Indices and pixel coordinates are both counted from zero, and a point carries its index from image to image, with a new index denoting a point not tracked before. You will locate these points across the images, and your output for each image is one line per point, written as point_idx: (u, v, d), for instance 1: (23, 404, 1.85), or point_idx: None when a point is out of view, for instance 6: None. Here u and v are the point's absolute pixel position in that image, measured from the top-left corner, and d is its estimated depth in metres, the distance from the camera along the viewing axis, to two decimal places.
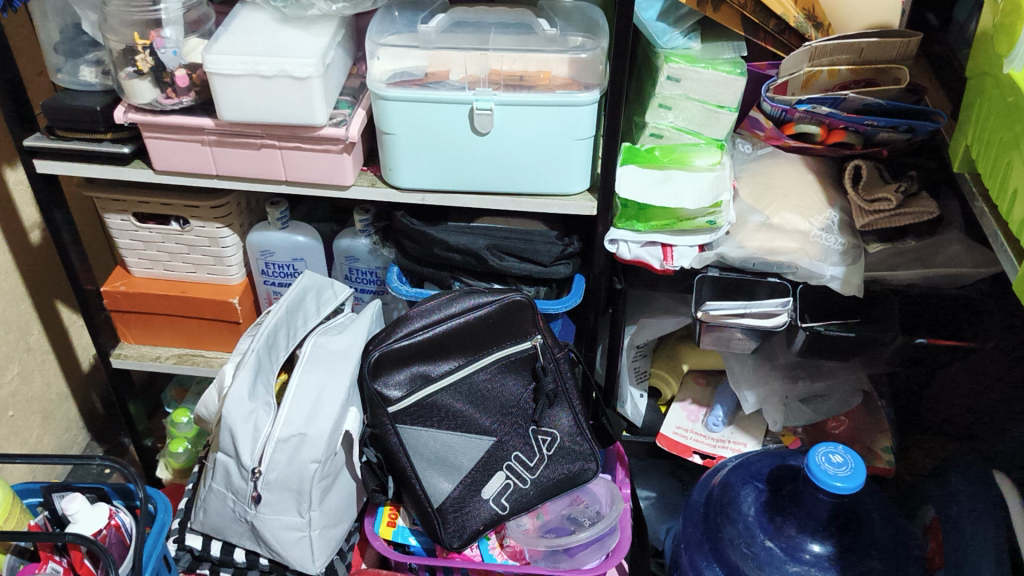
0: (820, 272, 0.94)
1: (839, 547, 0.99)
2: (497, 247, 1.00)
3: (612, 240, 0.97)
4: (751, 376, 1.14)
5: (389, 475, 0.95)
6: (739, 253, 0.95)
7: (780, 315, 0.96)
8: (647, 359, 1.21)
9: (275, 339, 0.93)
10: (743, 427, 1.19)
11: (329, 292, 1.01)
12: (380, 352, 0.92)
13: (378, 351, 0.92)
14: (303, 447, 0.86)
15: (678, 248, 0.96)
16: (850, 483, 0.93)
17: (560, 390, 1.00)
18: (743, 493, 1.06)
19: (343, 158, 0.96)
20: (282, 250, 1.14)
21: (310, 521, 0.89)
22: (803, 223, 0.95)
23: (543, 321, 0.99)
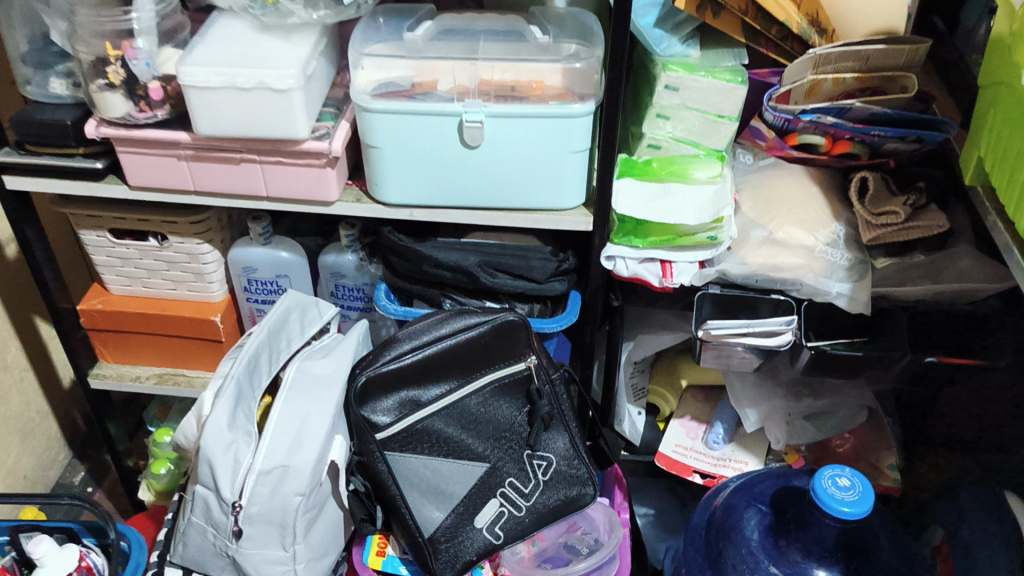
0: (826, 289, 0.90)
1: (846, 573, 0.95)
2: (489, 264, 0.96)
3: (609, 256, 0.93)
4: (752, 394, 1.10)
5: (378, 505, 0.91)
6: (741, 270, 0.91)
7: (784, 334, 0.93)
8: (645, 375, 1.16)
9: (256, 364, 0.89)
10: (743, 444, 1.15)
11: (313, 312, 0.97)
12: (367, 376, 0.88)
13: (365, 376, 0.87)
14: (286, 478, 0.81)
15: (677, 264, 0.92)
16: (857, 508, 0.89)
17: (556, 413, 0.95)
18: (746, 516, 1.02)
19: (327, 173, 0.92)
20: (264, 266, 1.10)
21: (295, 555, 0.85)
22: (808, 238, 0.91)
23: (537, 340, 0.95)
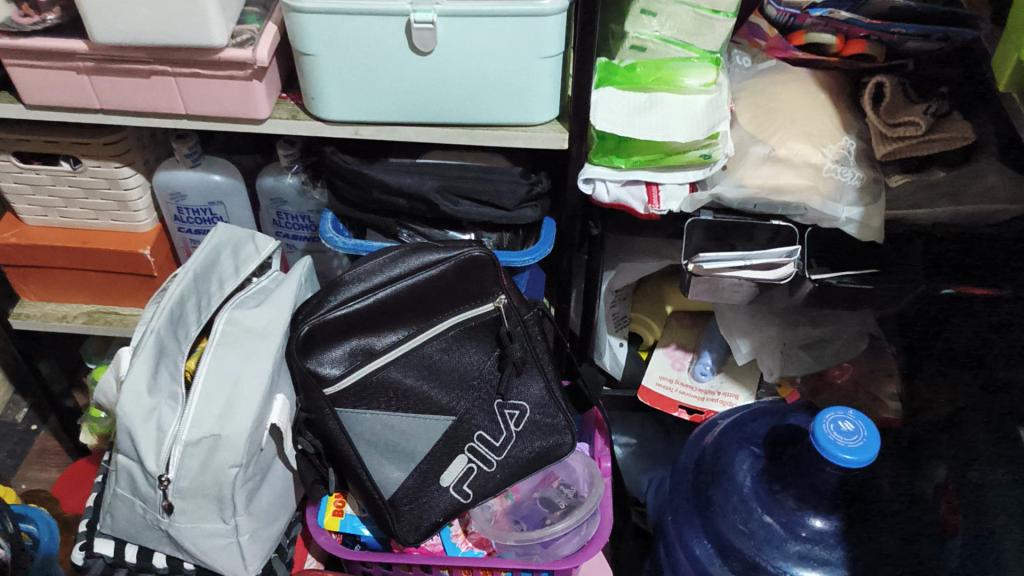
0: (835, 214, 0.80)
1: (845, 522, 0.87)
2: (449, 189, 0.84)
3: (587, 179, 0.81)
4: (745, 324, 1.00)
5: (330, 466, 0.81)
6: (738, 194, 0.80)
7: (784, 266, 0.82)
8: (626, 303, 1.05)
9: (182, 314, 0.77)
10: (732, 376, 1.06)
11: (249, 248, 0.85)
12: (311, 326, 0.76)
13: (307, 326, 0.76)
14: (219, 448, 0.71)
15: (665, 188, 0.81)
16: (861, 456, 0.81)
17: (529, 358, 0.85)
18: (738, 458, 0.94)
19: (253, 86, 0.78)
20: (195, 193, 0.97)
21: (236, 527, 0.75)
22: (815, 155, 0.79)
23: (506, 276, 0.84)
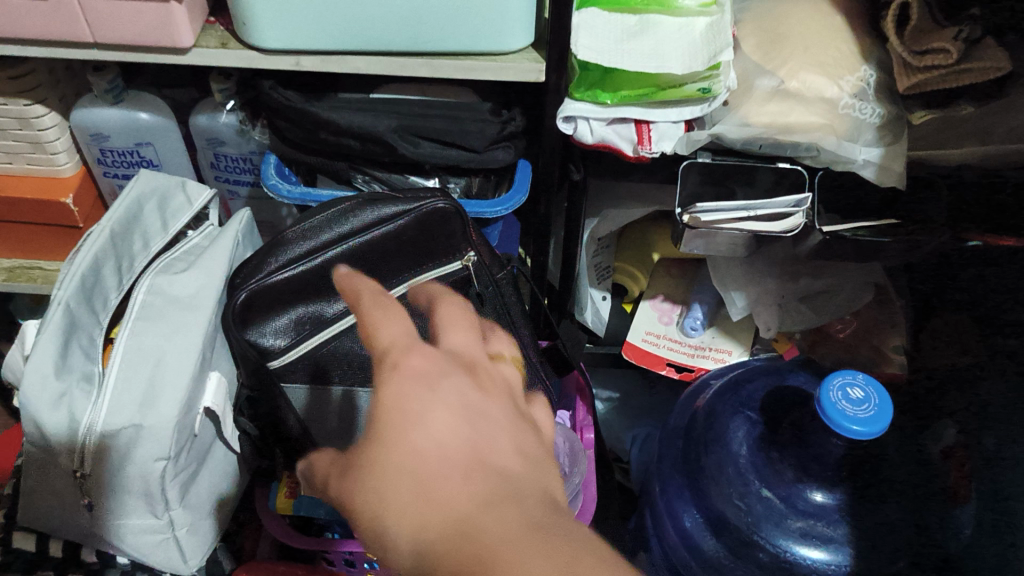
0: (852, 156, 0.69)
1: (851, 495, 0.79)
2: (409, 128, 0.74)
3: (567, 117, 0.70)
4: (739, 275, 0.91)
5: (279, 447, 0.72)
6: (742, 134, 0.69)
7: (792, 217, 0.72)
8: (608, 251, 0.95)
9: (98, 279, 0.66)
10: (725, 330, 0.98)
11: (177, 199, 0.74)
12: (248, 293, 0.65)
13: (244, 294, 0.65)
14: (142, 438, 0.61)
15: (658, 126, 0.70)
16: (870, 428, 0.72)
17: (502, 323, 0.76)
18: (732, 425, 0.87)
19: (171, 9, 0.66)
20: (120, 133, 0.85)
21: (172, 521, 0.66)
22: (830, 88, 0.69)
23: (476, 230, 0.74)
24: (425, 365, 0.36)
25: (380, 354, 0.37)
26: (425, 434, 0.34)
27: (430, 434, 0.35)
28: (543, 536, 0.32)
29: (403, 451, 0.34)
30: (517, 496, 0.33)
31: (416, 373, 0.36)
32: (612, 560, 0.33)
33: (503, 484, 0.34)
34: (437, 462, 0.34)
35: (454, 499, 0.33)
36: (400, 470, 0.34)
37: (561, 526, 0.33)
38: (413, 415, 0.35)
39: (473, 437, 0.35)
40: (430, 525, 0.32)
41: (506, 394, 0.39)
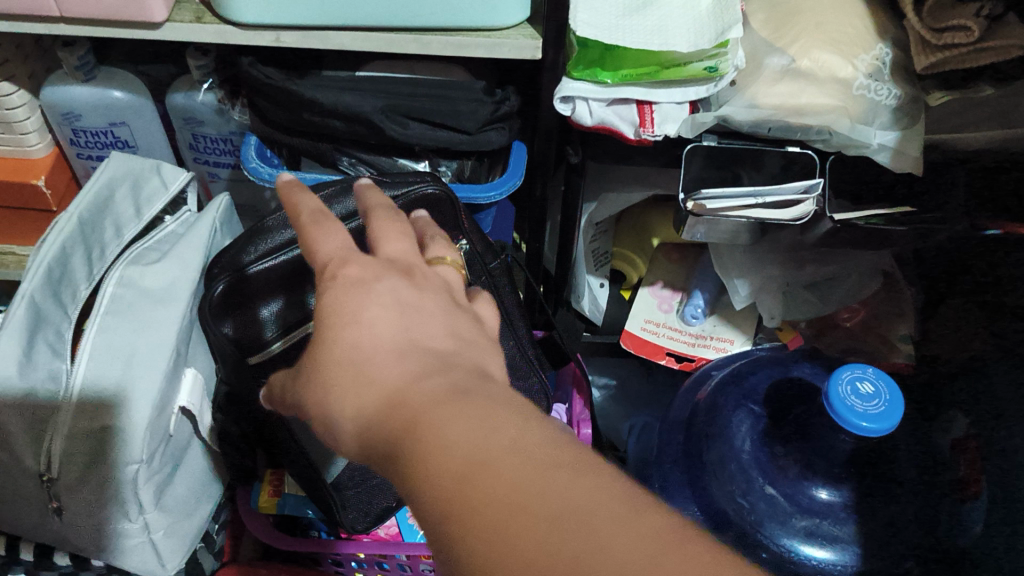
0: (866, 140, 0.66)
1: (858, 491, 0.76)
2: (397, 109, 0.70)
3: (564, 97, 0.66)
4: (742, 261, 0.88)
5: (261, 445, 0.70)
6: (749, 116, 0.65)
7: (801, 205, 0.68)
8: (607, 237, 0.92)
9: (67, 269, 0.61)
10: (727, 318, 0.95)
11: (151, 182, 0.70)
12: (228, 281, 0.62)
13: (224, 284, 0.62)
14: (111, 440, 0.57)
15: (661, 107, 0.66)
16: (879, 425, 0.69)
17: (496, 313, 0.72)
18: (736, 419, 0.84)
19: None
20: (93, 112, 0.80)
21: (148, 526, 0.62)
22: (844, 68, 0.64)
23: (468, 218, 0.71)
24: (360, 275, 0.42)
25: (324, 268, 0.43)
26: (361, 321, 0.40)
27: (370, 327, 0.40)
28: (465, 398, 0.35)
29: (347, 344, 0.40)
30: (442, 376, 0.37)
31: (352, 276, 0.42)
32: (537, 411, 0.36)
33: (434, 336, 0.40)
34: (372, 336, 0.39)
35: (388, 378, 0.38)
36: (350, 353, 0.39)
37: (481, 392, 0.36)
38: (351, 303, 0.41)
39: (415, 312, 0.41)
40: (374, 394, 0.38)
41: (439, 305, 0.43)
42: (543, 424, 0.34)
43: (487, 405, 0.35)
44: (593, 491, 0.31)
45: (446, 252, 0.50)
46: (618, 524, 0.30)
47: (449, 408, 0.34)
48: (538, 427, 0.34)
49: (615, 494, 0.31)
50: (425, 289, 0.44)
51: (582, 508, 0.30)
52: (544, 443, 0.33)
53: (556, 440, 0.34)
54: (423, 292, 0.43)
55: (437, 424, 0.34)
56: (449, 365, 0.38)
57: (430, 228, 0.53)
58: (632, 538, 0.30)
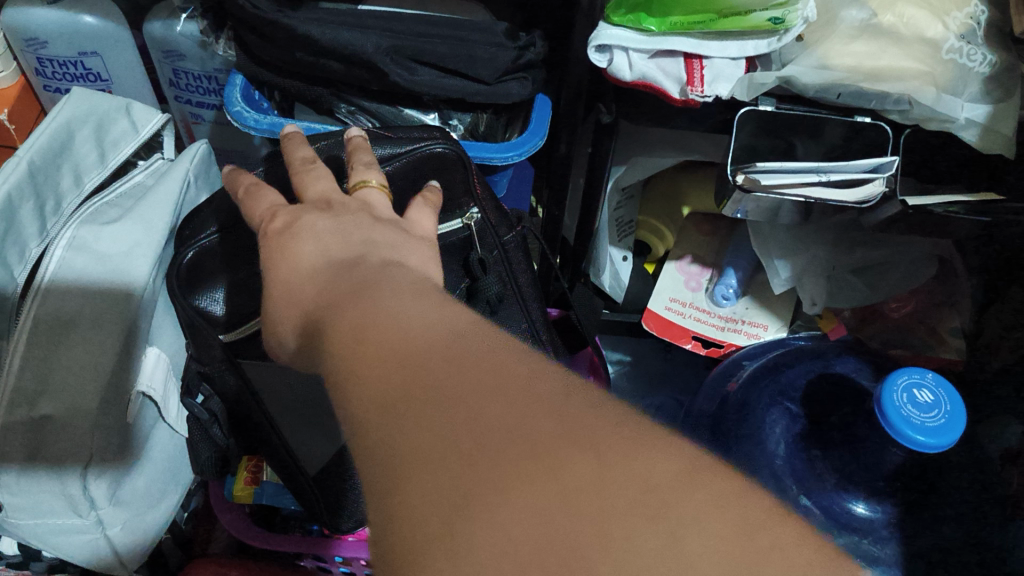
0: (952, 114, 0.56)
1: (902, 507, 0.67)
2: (401, 50, 0.61)
3: (600, 46, 0.57)
4: (785, 240, 0.79)
5: (235, 436, 0.61)
6: (820, 80, 0.55)
7: (867, 185, 0.59)
8: (633, 204, 0.83)
9: (16, 223, 0.52)
10: (760, 299, 0.86)
11: (117, 125, 0.61)
12: (222, 228, 0.54)
13: (219, 232, 0.54)
14: (50, 429, 0.50)
15: (712, 62, 0.56)
16: (937, 440, 0.60)
17: (507, 291, 0.63)
18: (768, 416, 0.75)
19: None
20: (61, 39, 0.71)
21: (100, 522, 0.54)
22: (932, 26, 0.55)
23: (481, 182, 0.61)
24: (285, 222, 0.44)
25: (258, 223, 0.45)
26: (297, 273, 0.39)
27: (319, 249, 0.42)
28: (381, 317, 0.34)
29: (290, 271, 0.41)
30: (366, 296, 0.37)
31: (278, 223, 0.44)
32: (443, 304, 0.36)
33: None
34: None
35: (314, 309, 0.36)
36: (288, 277, 0.41)
37: (395, 297, 0.36)
38: None
39: (352, 254, 0.39)
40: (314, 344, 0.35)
41: (388, 252, 0.40)
42: (450, 335, 0.33)
43: (394, 324, 0.33)
44: (465, 391, 0.30)
45: (372, 171, 0.50)
46: (475, 377, 0.30)
47: (362, 351, 0.33)
48: (432, 330, 0.33)
49: (499, 408, 0.29)
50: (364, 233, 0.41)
51: (448, 372, 0.31)
52: (426, 325, 0.34)
53: (462, 358, 0.31)
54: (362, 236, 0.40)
55: (348, 330, 0.35)
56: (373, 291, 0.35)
57: (360, 150, 0.51)
58: (483, 416, 0.28)
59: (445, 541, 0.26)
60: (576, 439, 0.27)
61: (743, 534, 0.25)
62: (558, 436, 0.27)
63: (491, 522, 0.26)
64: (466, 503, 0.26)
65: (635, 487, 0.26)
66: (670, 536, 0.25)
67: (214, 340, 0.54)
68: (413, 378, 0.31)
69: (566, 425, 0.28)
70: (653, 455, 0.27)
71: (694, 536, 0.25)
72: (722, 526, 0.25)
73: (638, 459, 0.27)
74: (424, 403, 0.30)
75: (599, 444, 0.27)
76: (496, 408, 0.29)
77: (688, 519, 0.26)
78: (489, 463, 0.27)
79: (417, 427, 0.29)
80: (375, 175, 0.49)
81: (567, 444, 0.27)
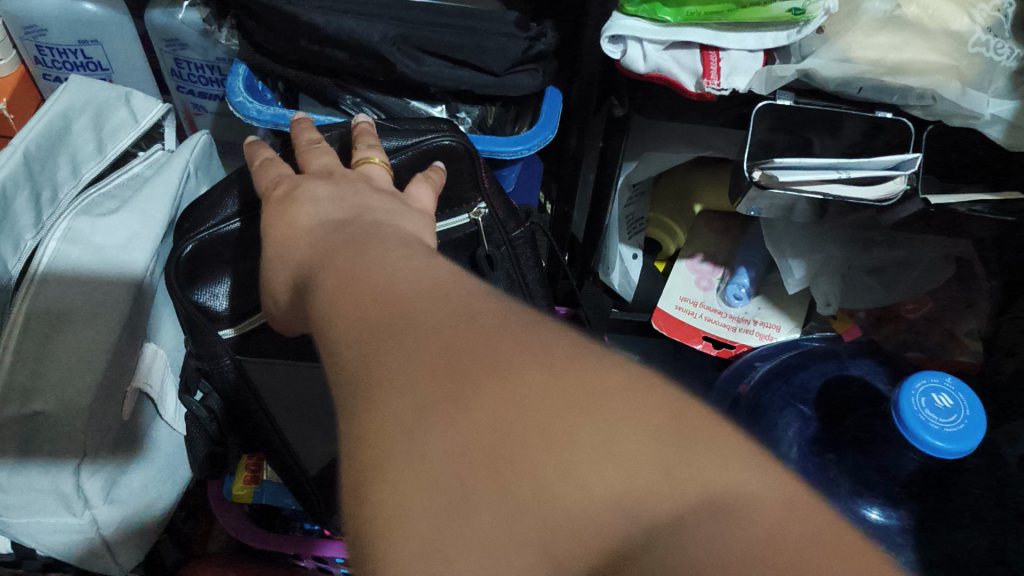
0: (978, 110, 0.53)
1: (919, 516, 0.65)
2: (409, 40, 0.59)
3: (614, 36, 0.55)
4: (798, 238, 0.77)
5: (233, 436, 0.60)
6: (840, 72, 0.53)
7: (888, 182, 0.57)
8: (644, 200, 0.81)
9: (11, 212, 0.51)
10: (772, 299, 0.84)
11: (115, 116, 0.59)
12: (243, 219, 0.53)
13: (239, 221, 0.53)
14: (43, 426, 0.49)
15: (729, 54, 0.54)
16: (956, 446, 0.58)
17: (514, 289, 0.62)
18: (782, 420, 0.74)
19: None
20: (60, 26, 0.69)
21: (95, 522, 0.52)
22: (958, 18, 0.54)
23: (489, 177, 0.60)
24: (289, 188, 0.44)
25: (267, 189, 0.45)
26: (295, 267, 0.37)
27: (325, 214, 0.41)
28: (380, 283, 0.33)
29: (283, 249, 0.41)
30: (368, 261, 0.35)
31: (282, 190, 0.44)
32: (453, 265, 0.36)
33: (367, 257, 0.35)
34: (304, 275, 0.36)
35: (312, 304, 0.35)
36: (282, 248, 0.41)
37: (398, 264, 0.34)
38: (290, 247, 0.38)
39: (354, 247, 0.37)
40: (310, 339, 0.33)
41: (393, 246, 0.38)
42: (441, 280, 0.33)
43: (396, 285, 0.33)
44: (430, 316, 0.30)
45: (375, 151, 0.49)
46: (448, 306, 0.31)
47: (359, 337, 0.31)
48: (430, 284, 0.33)
49: (459, 333, 0.29)
50: (369, 226, 0.39)
51: (421, 303, 0.31)
52: (409, 269, 0.34)
53: (438, 292, 0.32)
54: (365, 229, 0.39)
55: (335, 288, 0.35)
56: (372, 283, 0.33)
57: (366, 133, 0.51)
58: (442, 333, 0.29)
59: (401, 438, 0.27)
60: (530, 351, 0.28)
61: (674, 428, 0.26)
62: (515, 348, 0.28)
63: (444, 423, 0.27)
64: (415, 406, 0.27)
65: (577, 386, 0.27)
66: (608, 430, 0.26)
67: (215, 338, 0.52)
68: (390, 307, 0.31)
69: (521, 344, 0.29)
70: (598, 362, 0.28)
71: (628, 426, 0.26)
72: (654, 424, 0.26)
73: (584, 365, 0.28)
74: (392, 329, 0.30)
75: (547, 355, 0.28)
76: (454, 328, 0.30)
77: (625, 418, 0.26)
78: (445, 377, 0.28)
79: (382, 351, 0.30)
80: (377, 153, 0.49)
81: (524, 355, 0.28)
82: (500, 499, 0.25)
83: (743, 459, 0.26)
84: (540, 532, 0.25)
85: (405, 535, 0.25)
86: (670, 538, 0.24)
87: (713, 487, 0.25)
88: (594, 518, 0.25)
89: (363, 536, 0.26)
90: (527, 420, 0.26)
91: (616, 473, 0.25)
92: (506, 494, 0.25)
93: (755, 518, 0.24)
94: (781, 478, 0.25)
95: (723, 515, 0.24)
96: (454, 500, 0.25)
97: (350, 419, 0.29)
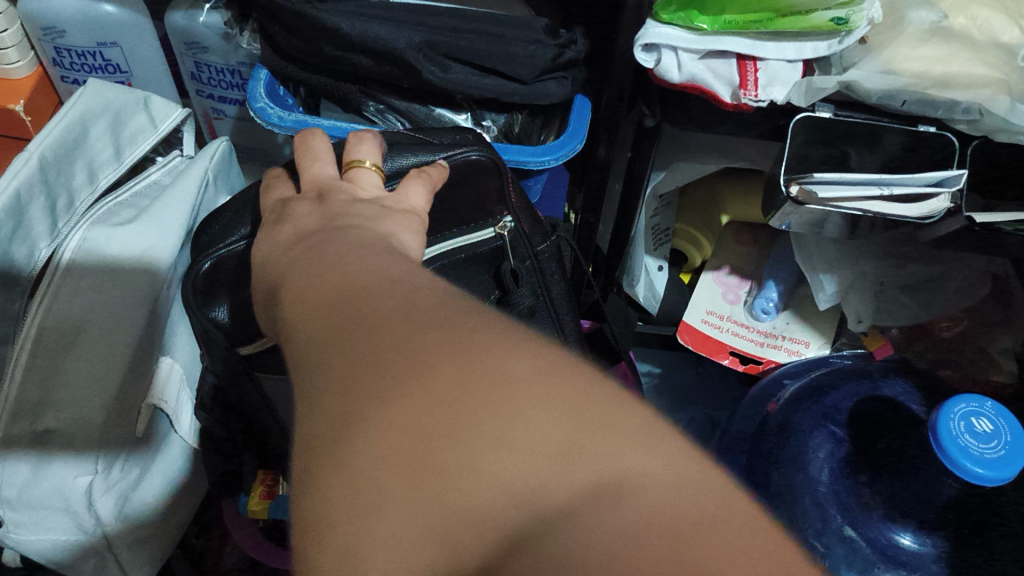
0: None
1: (953, 542, 0.63)
2: (436, 46, 0.57)
3: (647, 44, 0.53)
4: (831, 254, 0.75)
5: (251, 452, 0.57)
6: (882, 84, 0.51)
7: (930, 199, 0.55)
8: (671, 211, 0.80)
9: (27, 219, 0.49)
10: (804, 315, 0.83)
11: (133, 122, 0.58)
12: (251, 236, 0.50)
13: (248, 242, 0.50)
14: (53, 441, 0.48)
15: (769, 65, 0.53)
16: (996, 473, 0.55)
17: (540, 305, 0.60)
18: (812, 441, 0.72)
19: None
20: (79, 28, 0.68)
21: (108, 540, 0.51)
22: (1008, 30, 0.52)
23: (517, 192, 0.58)
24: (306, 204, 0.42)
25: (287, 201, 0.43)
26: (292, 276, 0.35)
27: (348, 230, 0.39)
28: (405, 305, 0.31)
29: (263, 272, 0.38)
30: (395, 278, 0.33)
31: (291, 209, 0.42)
32: None
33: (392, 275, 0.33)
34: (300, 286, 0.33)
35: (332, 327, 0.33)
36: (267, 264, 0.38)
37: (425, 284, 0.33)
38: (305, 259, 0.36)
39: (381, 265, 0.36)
40: None
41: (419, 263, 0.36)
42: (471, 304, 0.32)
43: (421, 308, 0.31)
44: (377, 311, 0.29)
45: (371, 151, 0.47)
46: (410, 300, 0.29)
47: (344, 356, 0.28)
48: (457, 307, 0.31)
49: (391, 326, 0.28)
50: (395, 243, 0.37)
51: (403, 297, 0.30)
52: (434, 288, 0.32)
53: (423, 291, 0.30)
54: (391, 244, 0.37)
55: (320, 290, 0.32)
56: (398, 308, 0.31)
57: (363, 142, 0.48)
58: (380, 324, 0.28)
59: (337, 431, 0.26)
60: (446, 337, 0.27)
61: (581, 410, 0.25)
62: (437, 334, 0.27)
63: (374, 420, 0.25)
64: (346, 408, 0.26)
65: (495, 370, 0.25)
66: (516, 416, 0.24)
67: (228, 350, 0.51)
68: (361, 301, 0.30)
69: (442, 330, 0.27)
70: (517, 348, 0.27)
71: (533, 413, 0.24)
72: (563, 407, 0.25)
73: (497, 351, 0.26)
74: (344, 328, 0.29)
75: (472, 343, 0.27)
76: (388, 320, 0.28)
77: (530, 401, 0.25)
78: (368, 373, 0.26)
79: (339, 348, 0.28)
80: (371, 156, 0.46)
81: (436, 339, 0.27)
82: (410, 498, 0.24)
83: (648, 439, 0.25)
84: (442, 522, 0.23)
85: (324, 539, 0.24)
86: (563, 525, 0.23)
87: (607, 471, 0.24)
88: (494, 512, 0.23)
89: (302, 539, 0.25)
90: (442, 410, 0.25)
91: (523, 465, 0.24)
92: (418, 491, 0.24)
93: (648, 500, 0.23)
94: (682, 457, 0.25)
95: (615, 499, 0.23)
96: (366, 498, 0.24)
97: (310, 434, 0.27)
